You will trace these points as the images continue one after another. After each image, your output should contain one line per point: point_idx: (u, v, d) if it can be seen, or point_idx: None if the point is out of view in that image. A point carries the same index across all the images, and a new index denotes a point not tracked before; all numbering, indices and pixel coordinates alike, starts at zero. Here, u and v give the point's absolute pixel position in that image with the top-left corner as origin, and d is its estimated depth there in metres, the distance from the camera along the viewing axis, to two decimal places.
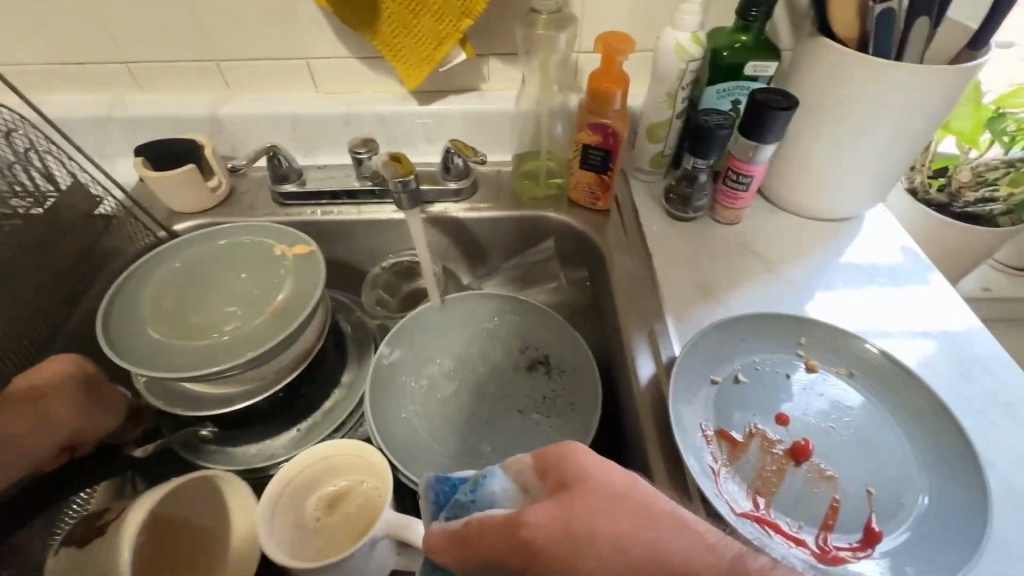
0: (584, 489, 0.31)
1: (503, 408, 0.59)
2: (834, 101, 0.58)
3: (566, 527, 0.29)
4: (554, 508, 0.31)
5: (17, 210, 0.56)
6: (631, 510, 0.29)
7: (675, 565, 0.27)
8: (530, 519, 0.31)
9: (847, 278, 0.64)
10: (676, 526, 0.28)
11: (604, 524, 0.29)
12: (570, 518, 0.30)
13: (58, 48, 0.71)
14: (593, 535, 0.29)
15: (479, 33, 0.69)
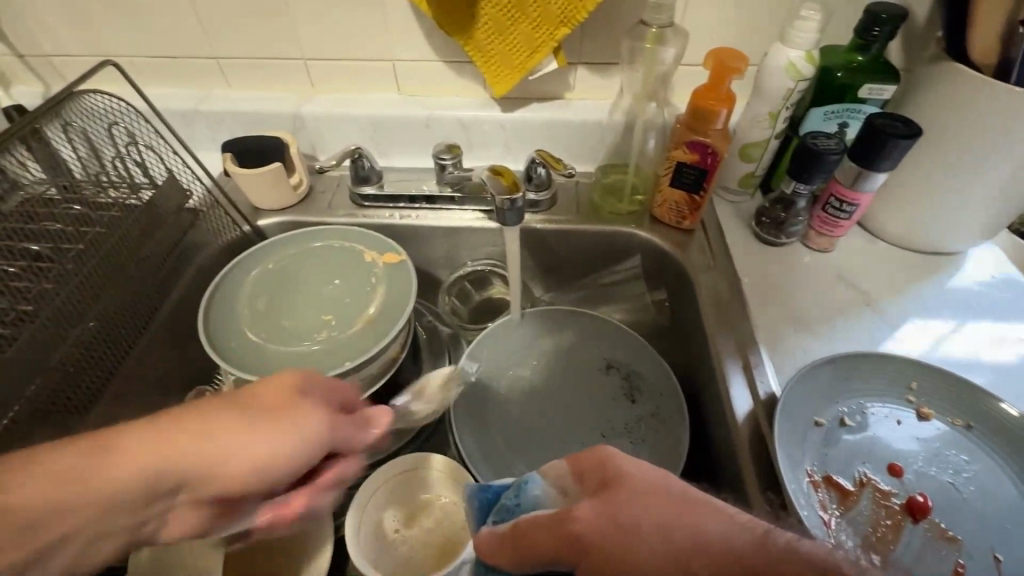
0: (625, 485, 0.30)
1: (582, 430, 0.58)
2: (959, 129, 0.54)
3: (608, 516, 0.29)
4: (592, 503, 0.30)
5: (116, 200, 0.59)
6: (671, 501, 0.29)
7: (716, 548, 0.26)
8: (573, 512, 0.30)
9: (955, 316, 0.60)
10: (711, 510, 0.28)
11: (648, 517, 0.28)
12: (614, 514, 0.29)
13: (153, 43, 0.72)
14: (638, 525, 0.28)
15: (572, 41, 0.67)
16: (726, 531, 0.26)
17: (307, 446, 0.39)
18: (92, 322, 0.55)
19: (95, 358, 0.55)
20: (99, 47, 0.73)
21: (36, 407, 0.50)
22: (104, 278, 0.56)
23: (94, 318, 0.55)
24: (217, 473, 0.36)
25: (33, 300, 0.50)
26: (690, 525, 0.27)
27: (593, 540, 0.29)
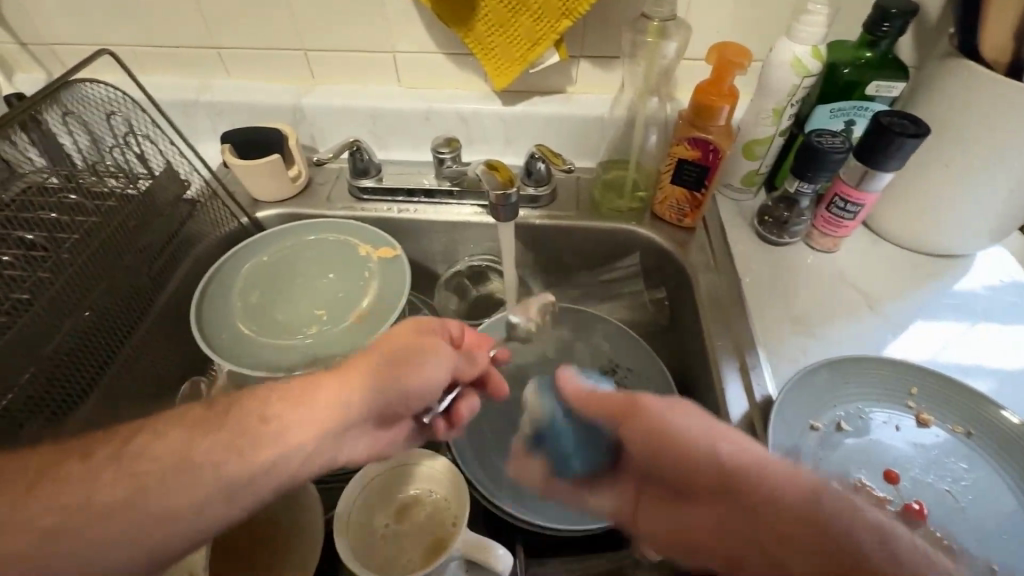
0: (681, 409, 0.39)
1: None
2: (970, 127, 0.53)
3: (668, 424, 0.38)
4: (651, 410, 0.39)
5: (114, 190, 0.58)
6: (709, 428, 0.37)
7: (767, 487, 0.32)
8: (629, 405, 0.41)
9: (960, 320, 0.58)
10: (734, 435, 0.36)
11: (691, 425, 0.37)
12: (668, 420, 0.38)
13: (155, 33, 0.72)
14: (689, 431, 0.37)
15: (574, 34, 0.66)
16: (773, 473, 0.33)
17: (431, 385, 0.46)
18: (87, 311, 0.55)
19: (89, 347, 0.56)
20: (100, 35, 0.73)
21: (30, 395, 0.51)
22: (101, 268, 0.56)
23: (90, 307, 0.55)
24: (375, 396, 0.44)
25: (28, 289, 0.50)
26: (749, 469, 0.34)
27: (642, 431, 0.39)
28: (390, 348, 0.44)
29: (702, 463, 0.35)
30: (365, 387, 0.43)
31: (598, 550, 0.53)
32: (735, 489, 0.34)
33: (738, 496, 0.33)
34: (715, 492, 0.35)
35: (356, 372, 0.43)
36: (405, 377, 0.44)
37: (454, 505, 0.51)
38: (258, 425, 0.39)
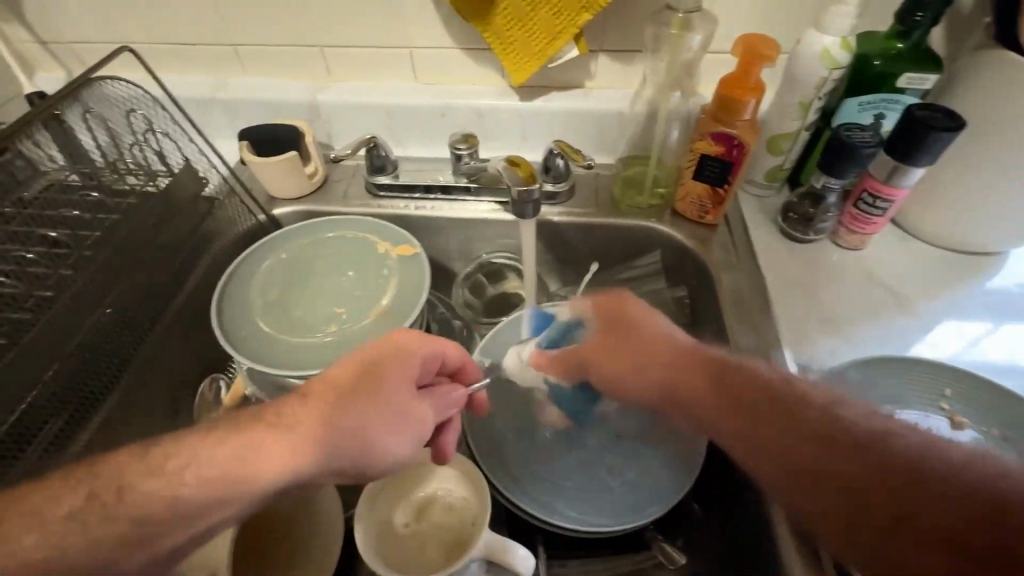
0: (623, 325, 0.47)
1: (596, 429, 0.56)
2: (1008, 120, 0.51)
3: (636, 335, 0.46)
4: (618, 329, 0.48)
5: (134, 187, 0.59)
6: (639, 341, 0.46)
7: (678, 382, 0.43)
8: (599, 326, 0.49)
9: (993, 319, 0.57)
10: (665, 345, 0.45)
11: (624, 344, 0.47)
12: (606, 341, 0.48)
13: (172, 30, 0.72)
14: (617, 349, 0.47)
15: (594, 27, 0.65)
16: (694, 360, 0.43)
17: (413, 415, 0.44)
18: (108, 309, 0.55)
19: (112, 346, 0.56)
20: (119, 34, 0.73)
21: (53, 393, 0.51)
22: (122, 266, 0.57)
23: (111, 305, 0.56)
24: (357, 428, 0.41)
25: (52, 287, 0.51)
26: (703, 357, 0.43)
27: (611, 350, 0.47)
28: (371, 361, 0.44)
29: (662, 359, 0.44)
30: (332, 413, 0.41)
31: (619, 552, 0.52)
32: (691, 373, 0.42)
33: (696, 378, 0.42)
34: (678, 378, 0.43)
35: (329, 393, 0.42)
36: (375, 409, 0.42)
37: (473, 505, 0.50)
38: (248, 442, 0.38)
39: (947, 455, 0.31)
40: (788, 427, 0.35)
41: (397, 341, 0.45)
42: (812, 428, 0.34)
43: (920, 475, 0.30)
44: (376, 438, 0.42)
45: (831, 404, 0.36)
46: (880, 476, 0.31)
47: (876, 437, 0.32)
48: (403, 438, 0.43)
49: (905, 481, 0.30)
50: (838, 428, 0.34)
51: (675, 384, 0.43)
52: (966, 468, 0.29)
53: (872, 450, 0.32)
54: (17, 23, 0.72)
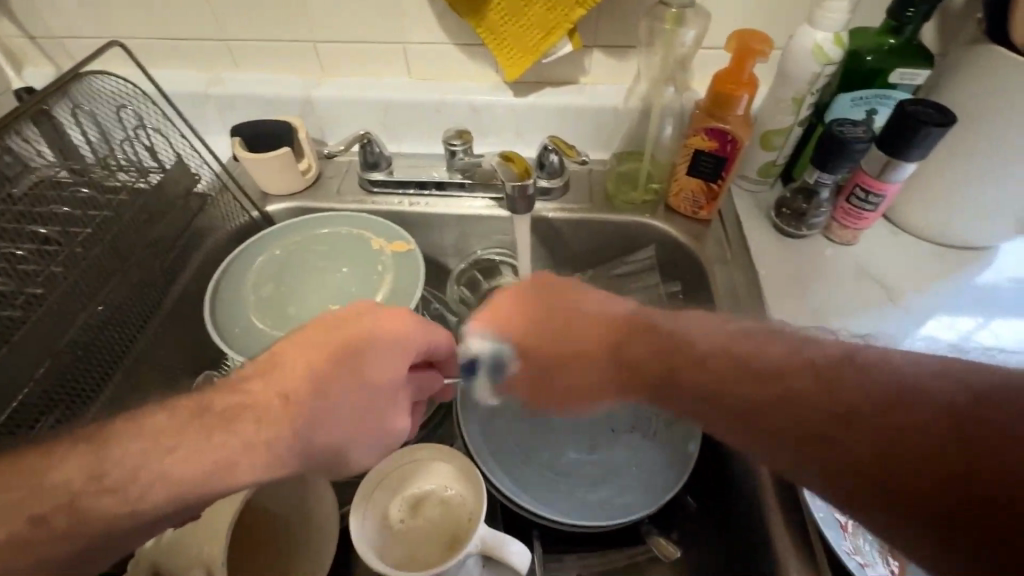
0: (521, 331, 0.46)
1: (595, 428, 0.57)
2: (997, 115, 0.51)
3: (559, 321, 0.45)
4: (540, 318, 0.45)
5: (125, 183, 0.58)
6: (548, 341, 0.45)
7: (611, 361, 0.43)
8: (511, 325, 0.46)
9: (983, 312, 0.57)
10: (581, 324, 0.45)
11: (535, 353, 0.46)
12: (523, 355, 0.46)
13: (162, 24, 0.71)
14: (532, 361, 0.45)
15: (588, 23, 0.65)
16: (618, 333, 0.43)
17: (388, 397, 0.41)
18: (100, 306, 0.55)
19: (103, 343, 0.56)
20: (109, 28, 0.72)
21: (43, 391, 0.51)
22: (113, 263, 0.56)
23: (102, 302, 0.55)
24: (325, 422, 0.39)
25: (41, 283, 0.51)
26: (645, 324, 0.42)
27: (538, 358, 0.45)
28: (344, 344, 0.40)
29: (599, 335, 0.43)
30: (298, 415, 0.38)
31: (615, 547, 0.53)
32: (632, 342, 0.42)
33: (637, 349, 0.41)
34: (627, 356, 0.42)
35: (303, 382, 0.38)
36: (359, 396, 0.39)
37: (469, 500, 0.50)
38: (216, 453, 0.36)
39: (897, 370, 0.31)
40: (752, 385, 0.35)
41: (374, 325, 0.41)
42: (776, 380, 0.34)
43: (885, 394, 0.30)
44: (363, 424, 0.39)
45: (786, 346, 0.36)
46: (850, 407, 0.31)
47: (838, 371, 0.33)
48: (389, 427, 0.41)
49: (872, 400, 0.30)
50: (798, 370, 0.34)
51: (624, 364, 0.42)
52: (919, 376, 0.30)
53: (838, 384, 0.32)
54: (5, 17, 0.71)
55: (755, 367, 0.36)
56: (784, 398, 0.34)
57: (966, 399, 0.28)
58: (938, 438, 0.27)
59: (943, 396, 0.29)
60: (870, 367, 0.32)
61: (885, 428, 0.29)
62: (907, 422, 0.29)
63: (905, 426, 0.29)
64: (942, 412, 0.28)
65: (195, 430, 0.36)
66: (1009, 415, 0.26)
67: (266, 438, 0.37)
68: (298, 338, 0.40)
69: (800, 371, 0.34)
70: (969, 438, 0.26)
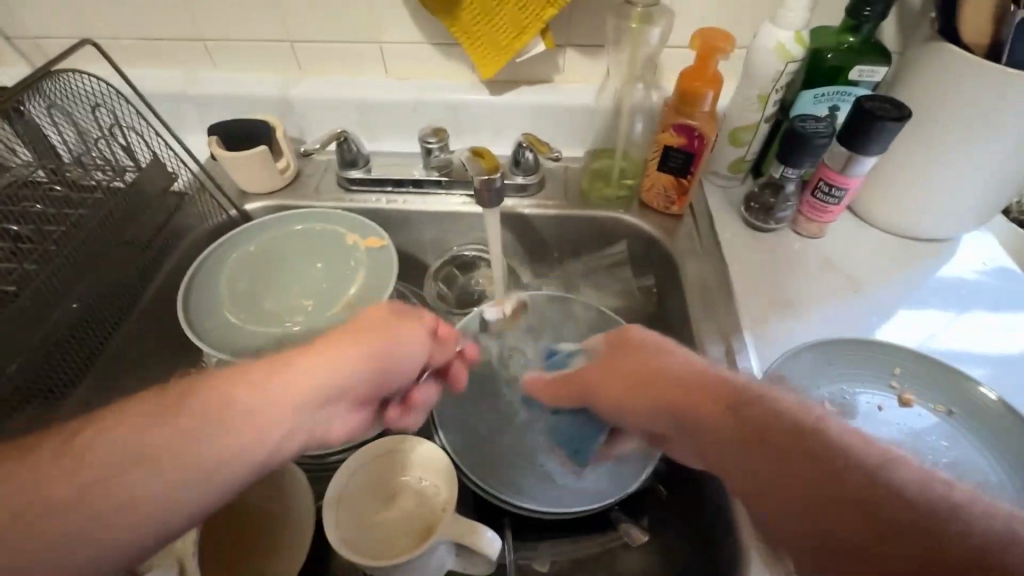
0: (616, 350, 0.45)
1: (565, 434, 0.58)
2: (949, 112, 0.53)
3: (646, 370, 0.42)
4: (629, 367, 0.43)
5: (100, 182, 0.58)
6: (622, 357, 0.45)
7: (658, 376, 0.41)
8: (611, 357, 0.46)
9: (941, 301, 0.60)
10: (658, 353, 0.43)
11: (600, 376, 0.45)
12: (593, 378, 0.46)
13: (139, 24, 0.71)
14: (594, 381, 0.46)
15: (561, 22, 0.66)
16: (674, 370, 0.41)
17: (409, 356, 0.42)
18: (74, 304, 0.55)
19: (76, 339, 0.56)
20: (83, 27, 0.72)
21: (18, 387, 0.51)
22: (89, 261, 0.56)
23: (76, 300, 0.56)
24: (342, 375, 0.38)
25: (14, 282, 0.50)
26: (723, 381, 0.39)
27: (620, 390, 0.43)
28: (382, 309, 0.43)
29: (663, 375, 0.41)
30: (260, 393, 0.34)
31: (586, 534, 0.54)
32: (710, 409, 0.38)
33: (693, 395, 0.39)
34: (678, 401, 0.39)
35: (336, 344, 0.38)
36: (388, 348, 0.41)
37: (443, 491, 0.51)
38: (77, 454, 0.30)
39: (998, 542, 0.26)
40: (808, 493, 0.31)
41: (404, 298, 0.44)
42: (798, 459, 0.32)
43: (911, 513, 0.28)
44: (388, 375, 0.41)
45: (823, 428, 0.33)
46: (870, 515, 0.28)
47: (915, 517, 0.27)
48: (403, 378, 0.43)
49: (890, 513, 0.28)
50: (836, 480, 0.30)
51: (690, 428, 0.39)
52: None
53: (859, 484, 0.30)
54: None
55: (809, 449, 0.32)
56: (831, 496, 0.30)
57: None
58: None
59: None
60: (964, 527, 0.27)
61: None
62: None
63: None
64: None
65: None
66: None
67: (274, 424, 0.34)
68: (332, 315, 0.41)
69: (869, 500, 0.29)
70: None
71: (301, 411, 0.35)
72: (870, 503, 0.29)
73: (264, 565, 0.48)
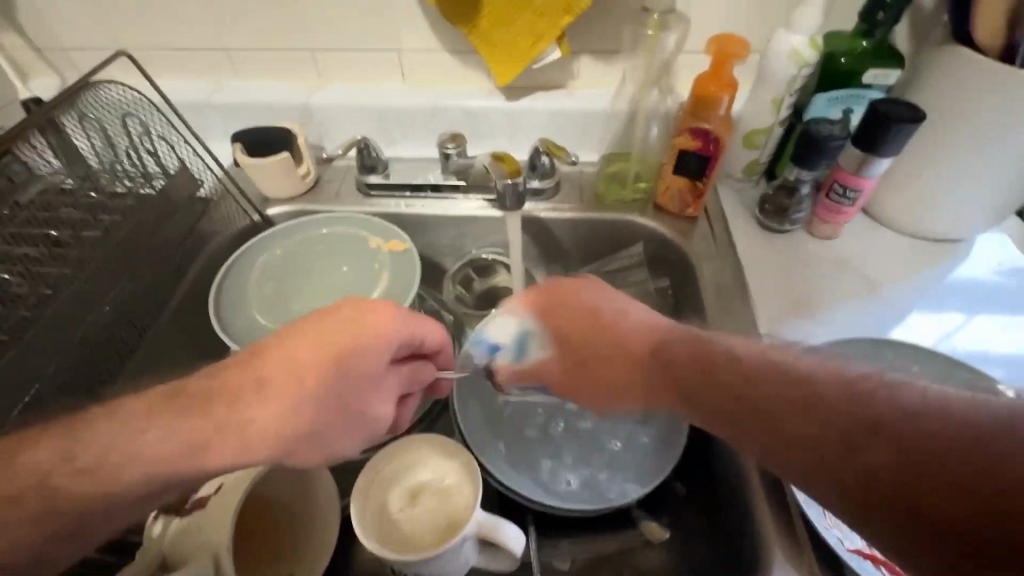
0: (569, 310, 0.49)
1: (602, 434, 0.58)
2: (963, 114, 0.54)
3: (591, 324, 0.47)
4: (585, 334, 0.47)
5: (130, 189, 0.60)
6: (583, 321, 0.47)
7: (620, 339, 0.45)
8: (548, 317, 0.49)
9: (957, 302, 0.60)
10: (615, 316, 0.47)
11: (568, 341, 0.48)
12: (563, 346, 0.48)
13: (166, 35, 0.73)
14: (568, 349, 0.48)
15: (577, 29, 0.67)
16: (640, 336, 0.45)
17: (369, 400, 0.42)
18: (108, 306, 0.58)
19: (109, 340, 0.58)
20: (112, 39, 0.74)
21: (58, 387, 0.54)
22: (120, 264, 0.59)
23: (110, 302, 0.58)
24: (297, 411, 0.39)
25: (51, 285, 0.53)
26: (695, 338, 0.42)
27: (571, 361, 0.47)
28: (357, 337, 0.41)
29: (632, 343, 0.45)
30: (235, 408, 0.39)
31: (608, 531, 0.54)
32: (667, 356, 0.42)
33: (679, 359, 0.41)
34: (654, 362, 0.43)
35: (302, 371, 0.40)
36: (356, 386, 0.41)
37: (467, 489, 0.51)
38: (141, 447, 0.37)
39: (912, 400, 0.31)
40: (768, 412, 0.35)
41: (379, 323, 0.42)
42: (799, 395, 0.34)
43: (913, 420, 0.30)
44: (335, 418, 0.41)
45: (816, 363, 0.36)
46: (875, 430, 0.30)
47: (847, 402, 0.32)
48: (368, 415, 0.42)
49: (893, 421, 0.30)
50: (841, 404, 0.32)
51: (652, 375, 0.43)
52: (936, 413, 0.29)
53: (863, 405, 0.31)
54: (11, 30, 0.73)
55: (799, 381, 0.35)
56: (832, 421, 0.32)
57: (962, 438, 0.28)
58: (942, 482, 0.27)
59: (944, 431, 0.28)
60: (946, 418, 0.29)
61: (883, 466, 0.29)
62: (908, 460, 0.29)
63: (898, 459, 0.29)
64: (940, 449, 0.28)
65: (201, 410, 0.38)
66: (1004, 458, 0.26)
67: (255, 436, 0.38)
68: (305, 326, 0.42)
69: (810, 396, 0.34)
70: (962, 483, 0.27)
71: (267, 417, 0.39)
72: (811, 398, 0.33)
73: (294, 558, 0.50)
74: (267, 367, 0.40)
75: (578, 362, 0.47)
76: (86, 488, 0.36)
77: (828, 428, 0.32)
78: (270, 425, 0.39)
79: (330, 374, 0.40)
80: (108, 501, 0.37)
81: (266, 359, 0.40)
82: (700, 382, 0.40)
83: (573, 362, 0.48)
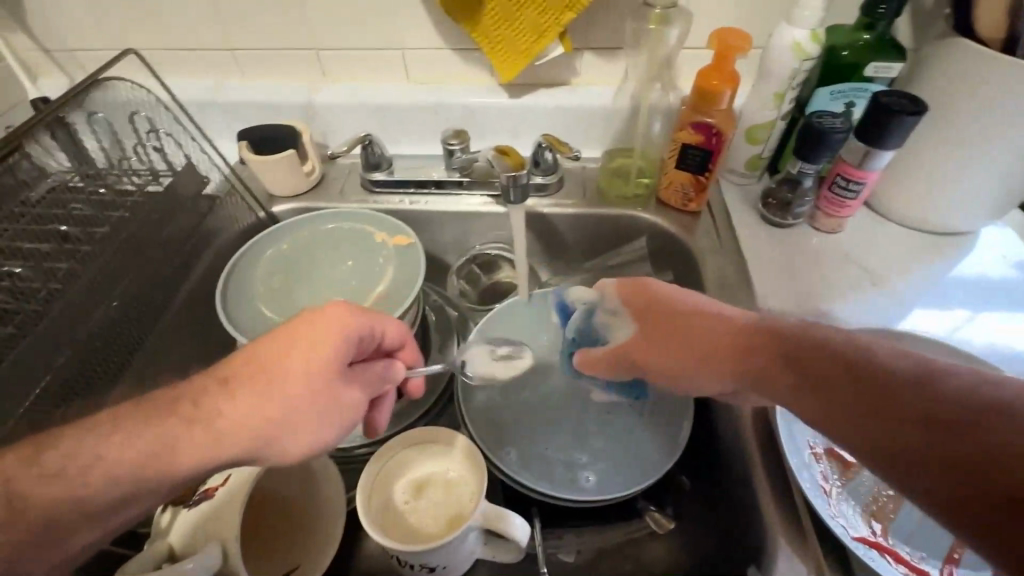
0: (656, 288, 0.47)
1: (603, 410, 0.58)
2: (967, 105, 0.54)
3: (678, 309, 0.44)
4: (670, 311, 0.44)
5: (137, 186, 0.61)
6: (678, 299, 0.45)
7: (705, 318, 0.43)
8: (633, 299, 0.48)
9: (961, 296, 0.60)
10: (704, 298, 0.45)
11: (653, 316, 0.45)
12: (648, 320, 0.46)
13: (173, 38, 0.74)
14: (652, 323, 0.45)
15: (578, 26, 0.68)
16: (724, 319, 0.42)
17: (347, 402, 0.43)
18: (114, 302, 0.58)
19: (115, 336, 0.59)
20: (120, 41, 0.75)
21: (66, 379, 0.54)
22: (126, 261, 0.59)
23: (116, 299, 0.58)
24: (271, 408, 0.40)
25: (61, 280, 0.54)
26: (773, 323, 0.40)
27: (656, 335, 0.45)
28: (328, 331, 0.42)
29: (716, 323, 0.42)
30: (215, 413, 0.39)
31: (612, 522, 0.54)
32: (746, 334, 0.40)
33: (762, 341, 0.39)
34: (737, 341, 0.40)
35: (271, 366, 0.40)
36: (331, 378, 0.42)
37: (471, 483, 0.52)
38: (153, 439, 0.37)
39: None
40: (855, 385, 0.33)
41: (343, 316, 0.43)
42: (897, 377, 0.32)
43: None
44: (308, 415, 0.40)
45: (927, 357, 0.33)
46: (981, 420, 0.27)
47: (954, 388, 0.29)
48: (354, 402, 0.43)
49: (1005, 412, 0.27)
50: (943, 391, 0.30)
51: (737, 352, 0.40)
52: None
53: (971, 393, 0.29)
54: (20, 31, 0.74)
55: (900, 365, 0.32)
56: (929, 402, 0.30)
57: None
58: None
59: None
60: None
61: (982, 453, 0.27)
62: (1012, 449, 0.26)
63: (997, 451, 0.26)
64: None
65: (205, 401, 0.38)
66: None
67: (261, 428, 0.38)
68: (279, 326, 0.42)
69: (915, 378, 0.31)
70: None
71: (244, 414, 0.39)
72: (867, 372, 0.33)
73: (301, 546, 0.50)
74: (243, 364, 0.41)
75: (663, 333, 0.44)
76: (95, 479, 0.36)
77: (871, 405, 0.31)
78: (249, 420, 0.39)
79: (300, 367, 0.41)
80: (118, 492, 0.37)
81: (253, 362, 0.41)
82: (753, 351, 0.39)
83: (657, 333, 0.45)
